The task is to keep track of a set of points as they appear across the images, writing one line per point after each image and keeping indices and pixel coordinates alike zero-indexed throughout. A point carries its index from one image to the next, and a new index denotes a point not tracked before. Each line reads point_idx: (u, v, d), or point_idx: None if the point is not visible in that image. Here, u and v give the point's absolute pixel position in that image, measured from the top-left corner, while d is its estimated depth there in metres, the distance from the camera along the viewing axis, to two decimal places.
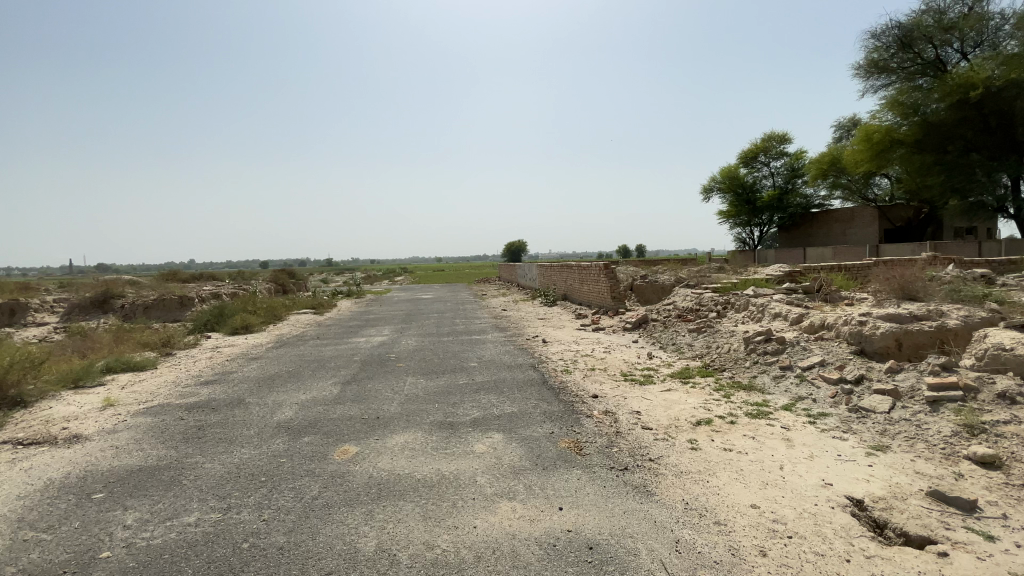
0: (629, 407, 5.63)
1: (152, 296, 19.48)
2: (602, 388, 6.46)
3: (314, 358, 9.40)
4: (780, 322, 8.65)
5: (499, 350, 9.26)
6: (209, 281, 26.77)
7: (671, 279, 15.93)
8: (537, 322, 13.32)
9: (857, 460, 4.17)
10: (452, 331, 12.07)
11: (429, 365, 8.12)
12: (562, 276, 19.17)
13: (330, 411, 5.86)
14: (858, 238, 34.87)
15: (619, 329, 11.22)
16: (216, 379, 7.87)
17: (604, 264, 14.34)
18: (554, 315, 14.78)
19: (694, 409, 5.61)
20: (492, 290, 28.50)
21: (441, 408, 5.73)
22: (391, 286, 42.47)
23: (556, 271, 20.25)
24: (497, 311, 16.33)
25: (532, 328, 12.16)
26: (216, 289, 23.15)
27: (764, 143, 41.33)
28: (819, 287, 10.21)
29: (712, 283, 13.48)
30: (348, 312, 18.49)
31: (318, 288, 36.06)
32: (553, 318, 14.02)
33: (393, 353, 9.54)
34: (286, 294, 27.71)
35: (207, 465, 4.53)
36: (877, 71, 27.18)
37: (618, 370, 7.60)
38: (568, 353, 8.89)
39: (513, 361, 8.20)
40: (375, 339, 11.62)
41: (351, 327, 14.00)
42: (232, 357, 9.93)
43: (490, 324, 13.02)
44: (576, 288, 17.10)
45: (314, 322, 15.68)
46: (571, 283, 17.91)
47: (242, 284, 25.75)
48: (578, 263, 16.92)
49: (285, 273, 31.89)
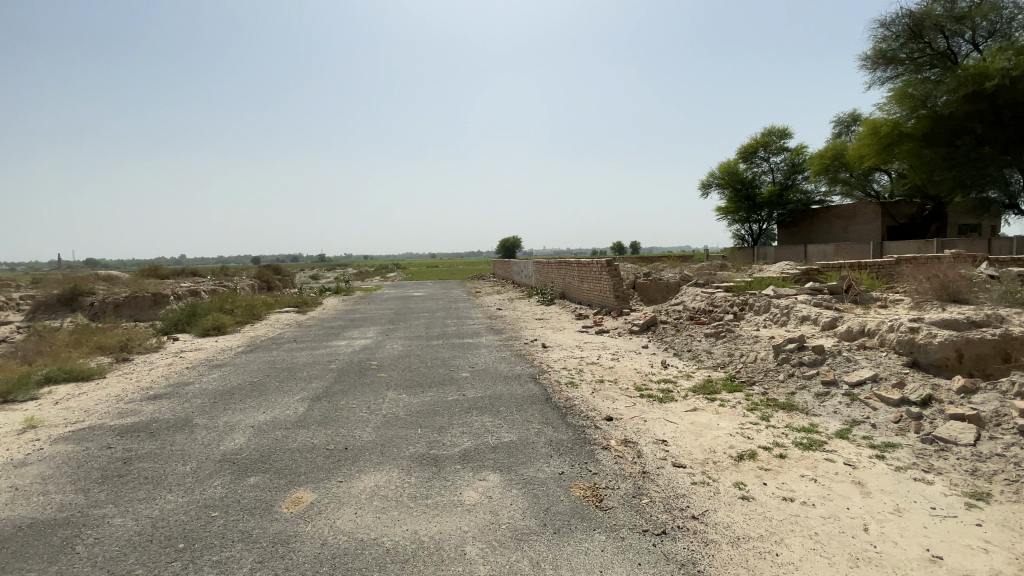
0: (653, 435, 4.63)
1: (123, 294, 18.30)
2: (616, 407, 5.48)
3: (286, 366, 8.35)
4: (809, 327, 7.72)
5: (493, 357, 8.22)
6: (189, 277, 25.57)
7: (676, 277, 14.98)
8: (534, 324, 12.33)
9: (959, 518, 3.32)
10: (442, 333, 11.03)
11: (414, 377, 7.08)
12: (560, 273, 18.16)
13: (289, 440, 4.83)
14: (861, 236, 34.15)
15: (625, 332, 10.25)
16: (167, 393, 6.83)
17: (607, 261, 13.36)
18: (552, 315, 13.81)
19: (730, 437, 4.66)
20: (486, 287, 27.45)
21: (423, 436, 4.71)
22: (382, 282, 41.28)
23: (554, 267, 19.24)
24: (492, 311, 15.32)
25: (530, 330, 11.17)
26: (194, 285, 21.94)
27: (764, 137, 40.48)
28: (846, 287, 9.31)
29: (722, 282, 12.56)
30: (334, 311, 17.42)
31: (305, 284, 34.84)
32: (551, 319, 13.05)
33: (375, 360, 8.48)
34: (270, 291, 26.53)
35: (116, 521, 3.46)
36: (884, 61, 26.62)
37: (631, 383, 6.64)
38: (571, 361, 7.91)
39: (509, 371, 7.17)
40: (358, 342, 10.58)
41: (334, 328, 12.96)
42: (194, 364, 8.86)
43: (484, 325, 12.02)
44: (575, 287, 16.12)
45: (295, 321, 14.61)
46: (569, 281, 16.91)
47: (223, 280, 24.56)
48: (577, 259, 15.94)
49: (270, 268, 30.66)
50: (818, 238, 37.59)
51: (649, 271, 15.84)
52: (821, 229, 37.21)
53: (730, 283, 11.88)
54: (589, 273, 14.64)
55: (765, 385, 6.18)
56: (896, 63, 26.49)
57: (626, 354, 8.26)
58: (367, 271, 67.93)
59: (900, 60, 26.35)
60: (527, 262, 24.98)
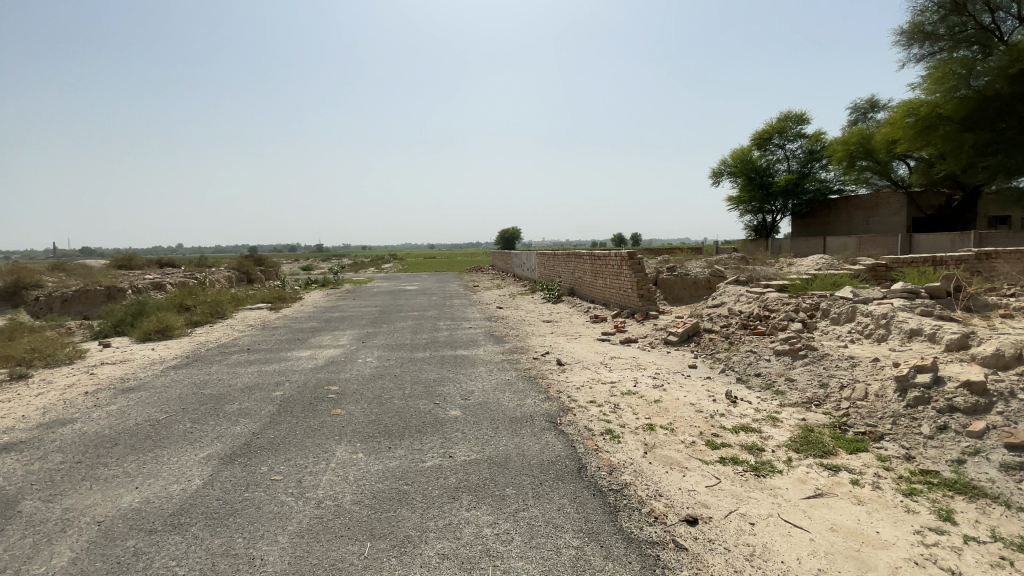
0: (786, 570, 2.59)
1: (75, 287, 16.20)
2: (695, 491, 3.42)
3: (217, 391, 6.27)
4: (926, 346, 5.65)
5: (492, 381, 6.13)
6: (162, 268, 23.48)
7: (706, 273, 12.87)
8: (542, 327, 10.29)
9: None
10: (430, 341, 8.96)
11: (381, 417, 4.99)
12: (568, 267, 16.03)
13: (138, 567, 2.77)
14: (883, 228, 32.10)
15: (659, 342, 8.18)
16: (22, 444, 4.74)
17: (627, 254, 11.23)
18: (562, 316, 11.76)
19: (920, 571, 2.62)
20: (484, 281, 25.35)
21: (370, 567, 2.63)
22: (375, 274, 39.22)
23: (561, 260, 17.13)
24: (491, 311, 13.25)
25: (538, 336, 9.12)
26: (162, 277, 19.82)
27: (779, 123, 38.20)
28: (949, 289, 7.20)
29: (767, 279, 10.48)
30: (311, 308, 15.34)
31: (292, 276, 32.73)
32: (562, 322, 10.99)
33: (335, 384, 6.36)
34: (249, 284, 24.39)
35: None
36: (920, 36, 24.42)
37: (696, 431, 4.58)
38: (600, 388, 5.84)
39: (514, 408, 5.09)
40: (325, 353, 8.50)
41: (303, 331, 10.90)
42: (101, 386, 6.76)
43: (482, 330, 9.94)
44: (587, 283, 14.06)
45: (262, 322, 12.54)
46: (580, 276, 14.79)
47: (196, 272, 22.41)
48: (590, 251, 13.85)
49: (251, 259, 28.49)
50: (836, 230, 35.53)
51: (672, 265, 13.75)
52: (840, 220, 35.09)
53: (781, 281, 9.80)
54: (605, 267, 12.55)
55: (902, 443, 4.13)
56: (935, 39, 24.14)
57: (672, 378, 6.20)
58: (362, 262, 65.79)
59: (939, 36, 24.01)
60: (529, 254, 22.88)
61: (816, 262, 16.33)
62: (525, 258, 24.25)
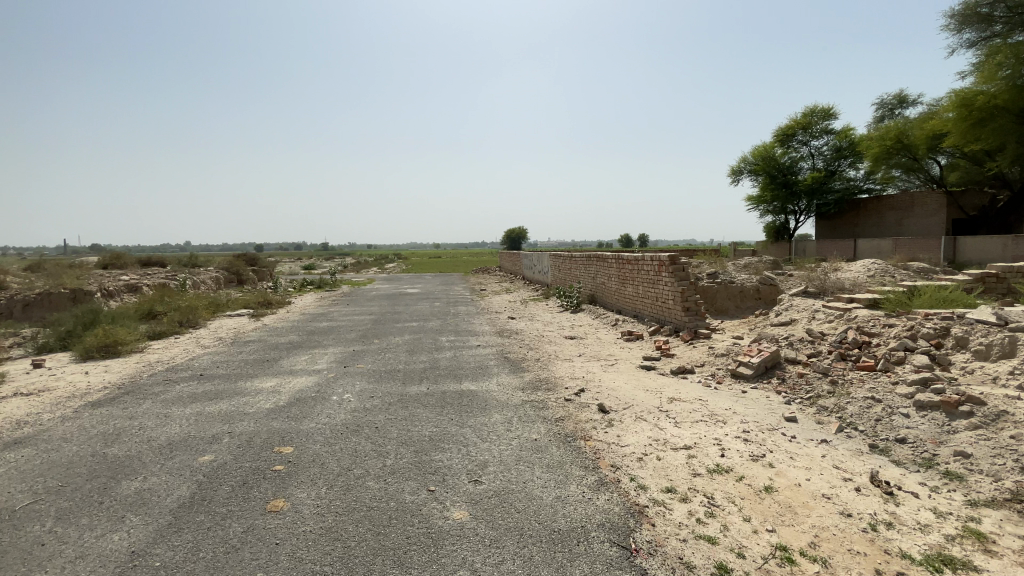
0: None
1: (35, 287, 14.36)
2: None
3: (124, 453, 4.42)
4: None
5: (512, 444, 4.24)
6: (145, 267, 21.65)
7: (754, 282, 11.01)
8: (568, 347, 8.41)
9: None
10: (429, 368, 7.07)
11: (342, 525, 3.10)
12: (588, 271, 14.12)
13: None
14: (918, 231, 29.87)
15: (727, 377, 6.30)
16: None
17: (667, 258, 9.32)
18: (588, 332, 9.88)
19: None
20: (491, 284, 23.45)
21: None
22: (375, 275, 37.29)
23: (579, 263, 15.19)
24: (503, 322, 11.37)
25: (566, 361, 7.25)
26: (139, 277, 17.98)
27: (804, 117, 36.05)
28: None
29: (842, 292, 8.59)
30: (297, 315, 13.45)
31: (288, 277, 30.96)
32: (590, 339, 9.10)
33: (290, 443, 4.47)
34: (238, 285, 22.55)
35: None
36: (973, 20, 22.39)
37: (869, 567, 2.77)
38: (674, 461, 3.99)
39: (550, 508, 3.21)
40: (295, 384, 6.63)
41: (278, 349, 9.03)
42: None
43: (494, 351, 8.06)
44: (612, 291, 12.16)
45: (236, 334, 10.72)
46: (603, 282, 12.88)
47: (179, 271, 20.60)
48: (616, 254, 11.93)
49: (243, 258, 26.65)
50: (865, 232, 33.39)
51: (712, 271, 11.84)
52: (870, 222, 32.99)
53: (864, 296, 7.95)
54: (636, 273, 10.64)
55: None
56: (990, 22, 22.14)
57: (773, 445, 4.33)
58: (365, 261, 63.97)
59: (995, 18, 21.98)
60: (540, 256, 20.94)
61: (869, 269, 14.43)
62: (535, 260, 22.30)
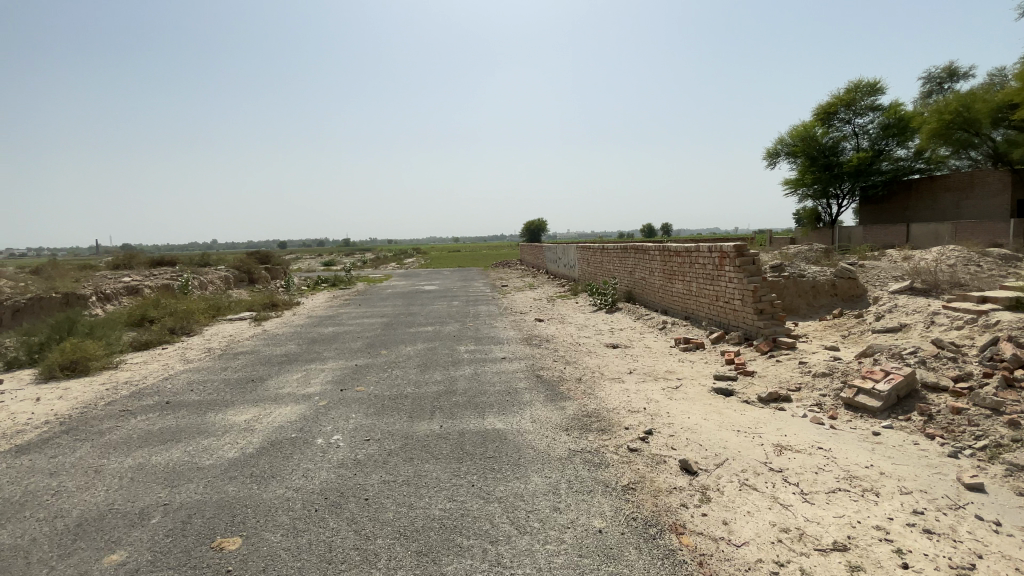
0: None
1: (27, 292, 13.41)
2: None
3: (10, 548, 3.10)
4: None
5: (565, 544, 2.75)
6: (153, 268, 20.77)
7: (828, 278, 9.33)
8: (613, 360, 6.89)
9: None
10: (443, 393, 5.63)
11: None
12: (624, 265, 12.51)
13: None
14: (977, 214, 27.22)
15: (841, 409, 4.73)
16: None
17: (731, 250, 7.69)
18: (634, 338, 8.32)
19: None
20: (514, 280, 21.97)
21: None
22: (393, 271, 36.15)
23: (612, 256, 13.57)
24: (531, 325, 9.88)
25: (617, 383, 5.74)
26: (142, 279, 17.00)
27: (847, 94, 33.41)
28: None
29: (959, 289, 6.86)
30: (302, 319, 12.19)
31: (304, 275, 30.03)
32: (639, 349, 7.56)
33: (238, 532, 3.07)
34: (248, 285, 21.52)
35: None
36: None
37: None
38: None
39: None
40: (276, 416, 5.25)
41: (270, 363, 7.72)
42: None
43: (523, 366, 6.59)
44: (655, 289, 10.55)
45: (229, 344, 9.49)
46: (643, 277, 11.27)
47: (187, 271, 19.64)
48: (659, 245, 10.29)
49: (256, 256, 25.71)
50: (917, 216, 30.73)
51: (774, 263, 10.15)
52: (923, 205, 30.33)
53: (996, 294, 6.22)
54: (688, 267, 9.01)
55: None
56: None
57: (975, 544, 2.78)
58: (384, 256, 63.05)
59: None
60: (566, 249, 19.36)
61: (952, 256, 12.48)
62: (561, 253, 20.67)
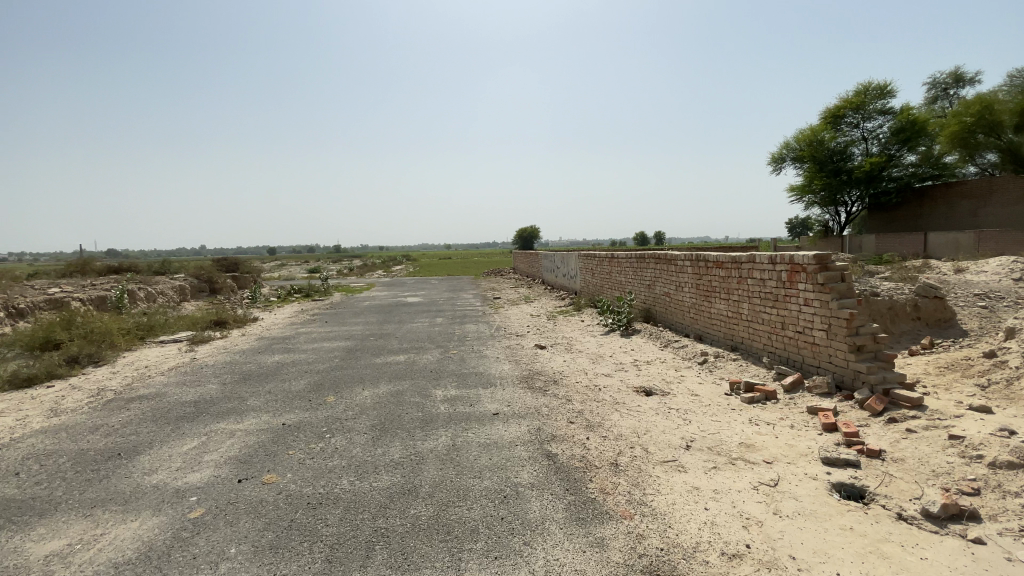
0: None
1: None
2: None
3: None
4: None
5: None
6: (99, 276, 18.32)
7: (909, 297, 7.32)
8: (656, 421, 4.75)
9: None
10: (397, 494, 3.44)
11: None
12: (639, 277, 10.41)
13: None
14: (996, 223, 25.30)
15: None
16: None
17: (807, 261, 5.61)
18: (671, 379, 6.19)
19: None
20: (507, 291, 19.82)
21: None
22: (377, 279, 33.81)
23: (623, 266, 11.45)
24: (531, 354, 7.72)
25: (677, 474, 3.62)
26: (75, 289, 14.58)
27: (856, 96, 31.87)
28: None
29: None
30: (249, 343, 9.93)
31: (278, 283, 27.62)
32: (685, 400, 5.43)
33: None
34: (209, 296, 19.15)
35: None
36: None
37: None
38: None
39: None
40: (99, 550, 3.02)
41: (168, 416, 5.48)
42: None
43: (526, 431, 4.44)
44: (684, 308, 8.45)
45: (137, 379, 7.24)
46: (667, 294, 9.15)
47: (135, 280, 17.24)
48: (690, 254, 8.18)
49: (223, 264, 23.33)
50: (931, 225, 29.05)
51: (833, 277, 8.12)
52: (937, 212, 28.65)
53: None
54: (735, 282, 6.90)
55: None
56: None
57: None
58: (372, 263, 60.56)
59: None
60: (567, 257, 17.26)
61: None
62: (560, 261, 18.54)
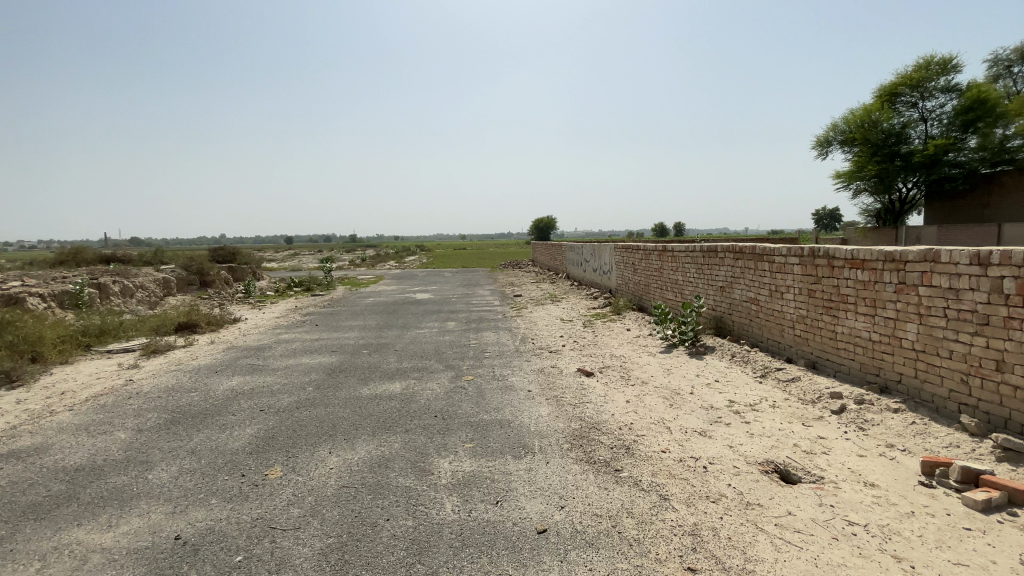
0: None
1: None
2: None
3: None
4: None
5: None
6: (77, 268, 16.56)
7: None
8: (850, 569, 2.52)
9: None
10: None
11: None
12: (708, 277, 8.07)
13: None
14: None
15: None
16: None
17: None
18: (809, 447, 3.94)
19: None
20: (528, 288, 17.58)
21: None
22: (386, 271, 31.86)
23: (681, 262, 9.10)
24: (576, 387, 5.51)
25: None
26: (36, 283, 12.76)
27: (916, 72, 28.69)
28: None
29: None
30: (212, 355, 7.90)
31: (281, 276, 25.77)
32: (863, 501, 3.17)
33: None
34: (198, 290, 17.31)
35: None
36: None
37: None
38: None
39: None
40: None
41: (16, 506, 3.43)
42: None
43: None
44: (788, 323, 6.12)
45: (33, 418, 5.23)
46: (755, 301, 6.82)
47: (113, 272, 15.43)
48: (801, 247, 5.83)
49: (219, 254, 21.53)
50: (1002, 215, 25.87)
51: None
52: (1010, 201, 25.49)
53: None
54: (895, 292, 4.57)
55: None
56: None
57: None
58: (384, 254, 58.91)
59: None
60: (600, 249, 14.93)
61: None
62: (590, 254, 16.21)
